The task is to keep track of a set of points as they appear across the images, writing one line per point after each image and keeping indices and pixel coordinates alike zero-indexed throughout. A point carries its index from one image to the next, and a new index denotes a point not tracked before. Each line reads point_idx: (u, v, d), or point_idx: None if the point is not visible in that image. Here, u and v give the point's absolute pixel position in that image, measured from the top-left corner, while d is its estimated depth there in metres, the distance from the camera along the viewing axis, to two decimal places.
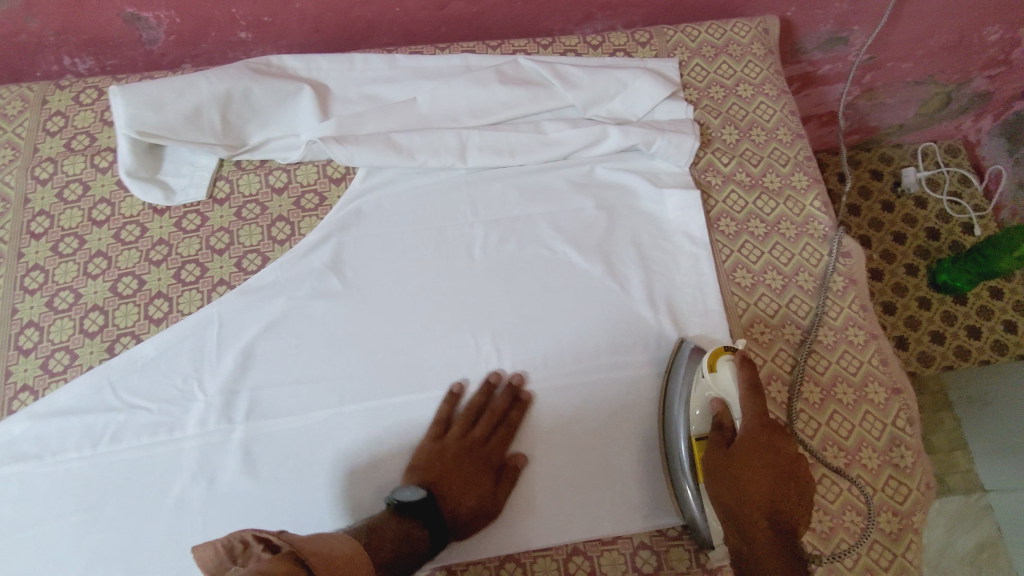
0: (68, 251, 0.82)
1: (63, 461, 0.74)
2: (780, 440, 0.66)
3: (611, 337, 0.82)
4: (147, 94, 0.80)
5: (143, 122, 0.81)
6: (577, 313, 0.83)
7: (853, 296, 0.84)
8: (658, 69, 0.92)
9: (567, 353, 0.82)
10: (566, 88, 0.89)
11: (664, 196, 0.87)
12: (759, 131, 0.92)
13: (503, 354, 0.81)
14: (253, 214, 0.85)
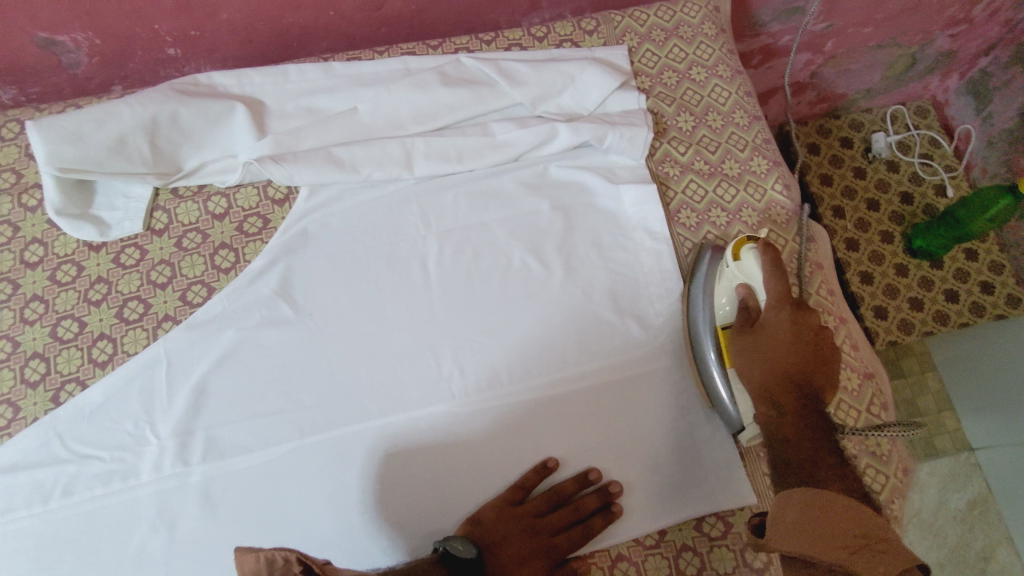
0: (2, 297, 0.79)
1: (14, 520, 0.71)
2: (803, 314, 0.68)
3: (576, 344, 0.80)
4: (65, 127, 0.76)
5: (63, 157, 0.76)
6: (539, 321, 0.81)
7: (821, 281, 0.81)
8: (607, 59, 0.89)
9: (532, 363, 0.79)
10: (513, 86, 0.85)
11: (621, 192, 0.84)
12: (716, 115, 0.89)
13: (466, 370, 0.79)
14: (194, 244, 0.81)
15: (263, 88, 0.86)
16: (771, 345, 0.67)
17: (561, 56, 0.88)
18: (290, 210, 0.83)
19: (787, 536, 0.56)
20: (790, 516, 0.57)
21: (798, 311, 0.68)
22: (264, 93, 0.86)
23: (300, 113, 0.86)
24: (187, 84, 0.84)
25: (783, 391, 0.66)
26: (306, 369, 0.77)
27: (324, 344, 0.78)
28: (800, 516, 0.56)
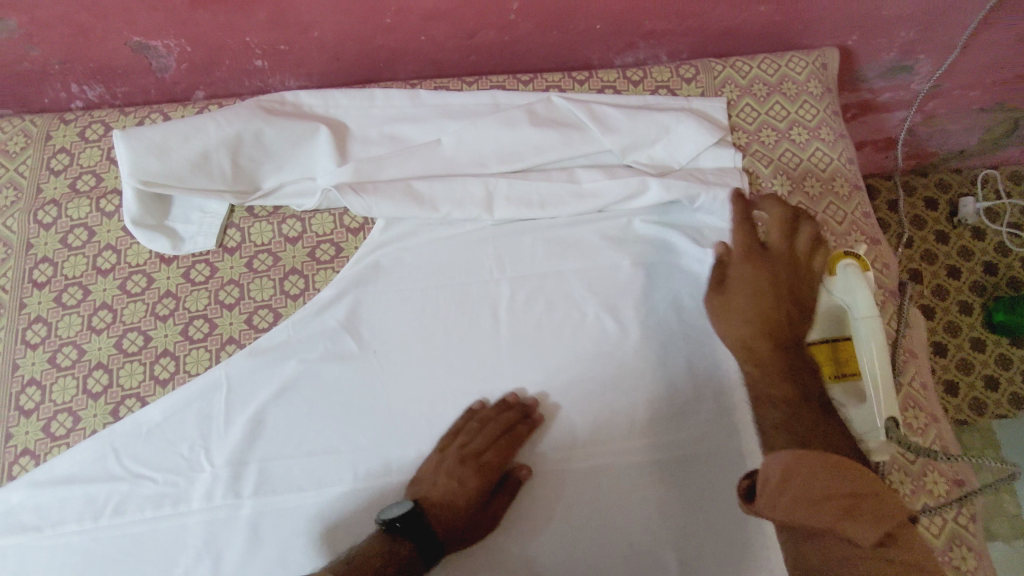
0: (72, 302, 0.78)
1: (65, 533, 0.71)
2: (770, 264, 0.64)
3: (646, 412, 0.76)
4: (150, 139, 0.75)
5: (147, 170, 0.76)
6: (609, 384, 0.77)
7: (913, 372, 0.76)
8: (705, 112, 0.84)
9: (598, 427, 0.76)
10: (607, 130, 0.81)
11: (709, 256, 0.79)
12: (814, 181, 0.84)
13: (529, 428, 0.76)
14: (265, 266, 0.80)
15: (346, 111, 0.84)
16: (738, 298, 0.63)
17: (657, 104, 0.84)
18: (365, 240, 0.81)
19: (776, 503, 0.51)
20: (773, 478, 0.52)
21: (761, 261, 0.64)
22: (348, 115, 0.83)
23: (381, 139, 0.83)
24: (273, 101, 0.82)
25: (763, 345, 0.61)
26: (366, 410, 0.75)
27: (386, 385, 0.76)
28: (788, 480, 0.51)
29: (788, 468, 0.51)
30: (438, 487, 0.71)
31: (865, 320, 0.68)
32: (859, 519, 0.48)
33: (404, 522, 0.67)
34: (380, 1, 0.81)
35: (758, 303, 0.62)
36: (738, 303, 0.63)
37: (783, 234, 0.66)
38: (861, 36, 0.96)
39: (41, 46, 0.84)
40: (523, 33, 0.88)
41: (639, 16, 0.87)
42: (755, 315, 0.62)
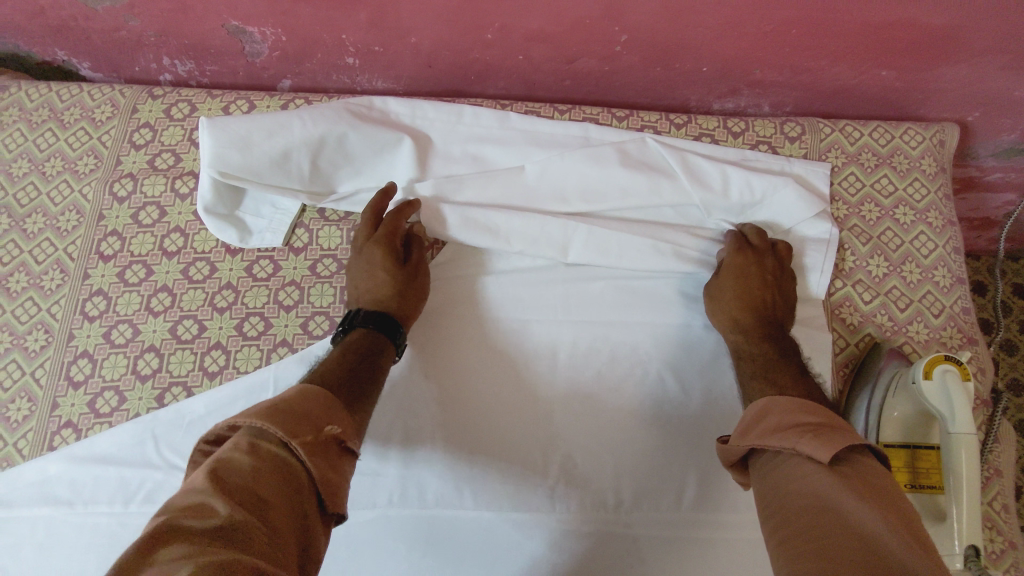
0: (134, 279, 0.78)
1: (95, 514, 0.71)
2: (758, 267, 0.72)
3: (698, 487, 0.72)
4: (235, 133, 0.74)
5: (228, 163, 0.75)
6: (663, 451, 0.73)
7: (995, 492, 0.70)
8: (806, 179, 0.79)
9: (645, 494, 0.73)
10: (700, 185, 0.77)
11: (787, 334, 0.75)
12: (914, 266, 0.78)
13: (572, 484, 0.73)
14: (328, 272, 0.78)
15: (431, 124, 0.81)
16: (731, 291, 0.72)
17: (756, 162, 0.80)
18: (432, 262, 0.78)
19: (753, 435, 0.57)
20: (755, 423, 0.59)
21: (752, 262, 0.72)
22: (432, 130, 0.81)
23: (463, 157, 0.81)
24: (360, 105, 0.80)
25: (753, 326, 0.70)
26: (409, 439, 0.73)
27: (433, 414, 0.74)
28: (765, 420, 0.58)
29: (765, 412, 0.59)
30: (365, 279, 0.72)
31: (959, 436, 0.62)
32: (817, 434, 0.53)
33: (345, 327, 0.69)
34: (484, 17, 0.79)
35: (748, 294, 0.71)
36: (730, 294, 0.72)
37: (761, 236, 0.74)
38: (985, 113, 0.89)
39: (140, 18, 0.84)
40: (624, 66, 0.84)
41: (750, 65, 0.82)
42: (741, 304, 0.71)
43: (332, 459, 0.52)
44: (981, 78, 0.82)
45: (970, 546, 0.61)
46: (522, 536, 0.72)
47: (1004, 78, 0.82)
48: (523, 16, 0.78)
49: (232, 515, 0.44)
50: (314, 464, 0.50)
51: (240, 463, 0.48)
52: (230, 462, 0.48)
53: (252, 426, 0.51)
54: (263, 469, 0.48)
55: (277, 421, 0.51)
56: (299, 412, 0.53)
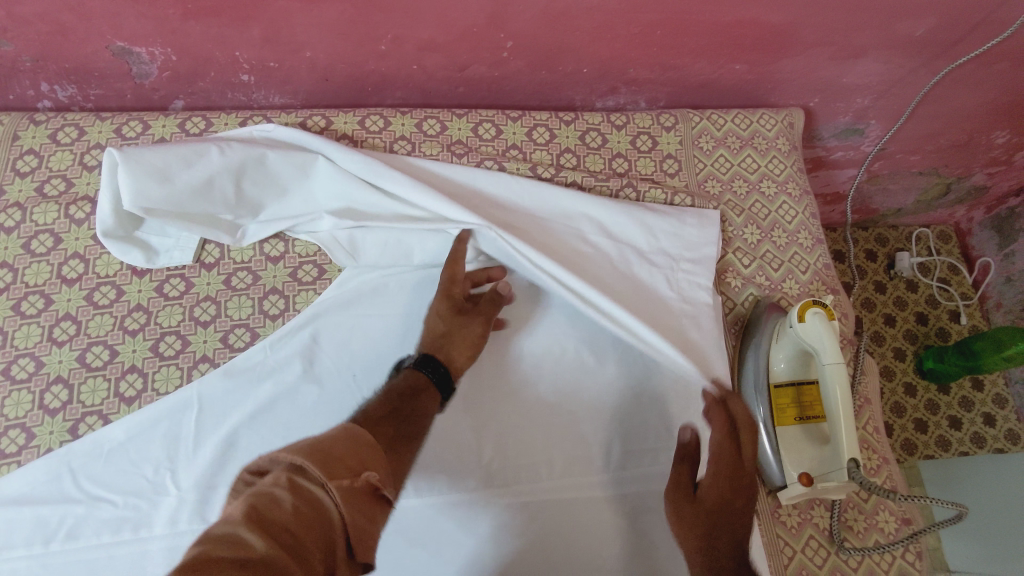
0: (32, 311, 0.74)
1: (11, 559, 0.67)
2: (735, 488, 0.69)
3: (622, 448, 0.79)
4: (152, 165, 0.73)
5: (147, 195, 0.73)
6: (585, 418, 0.79)
7: (867, 416, 0.81)
8: (687, 289, 0.81)
9: (577, 459, 0.78)
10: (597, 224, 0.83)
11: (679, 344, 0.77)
12: (781, 232, 0.89)
13: (503, 457, 0.77)
14: (244, 284, 0.78)
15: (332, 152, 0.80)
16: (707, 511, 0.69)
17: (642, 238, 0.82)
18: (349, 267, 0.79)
19: None
20: None
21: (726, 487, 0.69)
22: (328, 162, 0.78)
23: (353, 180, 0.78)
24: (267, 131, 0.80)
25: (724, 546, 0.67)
26: None
27: None
28: None
29: None
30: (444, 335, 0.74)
31: (833, 365, 0.70)
32: None
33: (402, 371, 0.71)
34: (377, 29, 0.82)
35: (725, 521, 0.68)
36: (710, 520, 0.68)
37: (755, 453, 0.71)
38: (822, 99, 1.03)
39: (13, 43, 0.81)
40: (513, 70, 0.91)
41: (624, 65, 0.92)
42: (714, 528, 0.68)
43: (369, 507, 0.49)
44: (816, 67, 0.96)
45: (851, 459, 0.68)
46: (463, 514, 0.75)
47: (833, 67, 0.96)
48: (414, 27, 0.82)
49: (270, 554, 0.42)
50: (349, 512, 0.47)
51: (280, 500, 0.45)
52: (269, 499, 0.45)
53: (292, 463, 0.49)
54: (306, 515, 0.46)
55: (319, 462, 0.49)
56: (342, 455, 0.51)
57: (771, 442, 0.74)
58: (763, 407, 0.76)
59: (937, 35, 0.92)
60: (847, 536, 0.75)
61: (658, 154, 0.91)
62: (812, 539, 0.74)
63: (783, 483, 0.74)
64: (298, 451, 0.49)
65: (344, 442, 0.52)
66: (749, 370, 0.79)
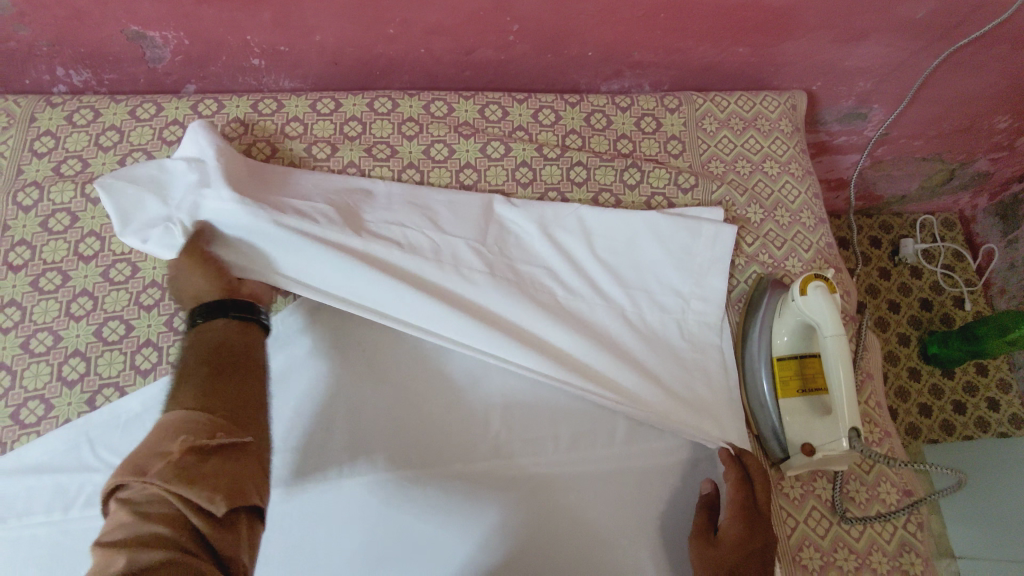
0: (50, 287, 0.76)
1: (30, 525, 0.68)
2: (756, 527, 0.69)
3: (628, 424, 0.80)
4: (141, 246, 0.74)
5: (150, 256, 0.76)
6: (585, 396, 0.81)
7: (870, 391, 0.82)
8: (696, 331, 0.82)
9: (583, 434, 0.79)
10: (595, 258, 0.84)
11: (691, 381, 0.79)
12: (784, 211, 0.90)
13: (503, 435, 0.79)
14: None
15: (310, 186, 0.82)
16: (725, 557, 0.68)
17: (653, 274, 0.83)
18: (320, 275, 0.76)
19: None
20: None
21: (746, 530, 0.69)
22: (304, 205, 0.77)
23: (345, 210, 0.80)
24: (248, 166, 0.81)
25: None
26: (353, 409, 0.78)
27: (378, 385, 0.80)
28: None
29: None
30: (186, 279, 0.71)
31: (833, 337, 0.70)
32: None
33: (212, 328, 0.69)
34: (385, 12, 0.84)
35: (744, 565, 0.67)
36: (730, 564, 0.67)
37: (768, 499, 0.71)
38: (825, 82, 1.05)
39: (31, 27, 0.82)
40: (519, 54, 0.92)
41: (628, 48, 0.93)
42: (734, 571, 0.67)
43: (212, 463, 0.55)
44: (818, 51, 0.97)
45: (851, 429, 0.69)
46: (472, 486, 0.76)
47: (835, 50, 0.97)
48: (421, 10, 0.84)
49: (151, 555, 0.48)
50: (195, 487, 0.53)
51: (130, 523, 0.51)
52: (122, 527, 0.51)
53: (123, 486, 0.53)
54: (167, 512, 0.52)
55: (142, 470, 0.53)
56: (157, 447, 0.54)
57: (774, 415, 0.76)
58: (766, 378, 0.77)
59: (937, 17, 0.93)
60: (850, 505, 0.77)
61: (662, 135, 0.92)
62: (815, 509, 0.76)
63: (785, 457, 0.76)
64: (114, 477, 0.53)
65: (153, 439, 0.56)
66: (752, 345, 0.80)
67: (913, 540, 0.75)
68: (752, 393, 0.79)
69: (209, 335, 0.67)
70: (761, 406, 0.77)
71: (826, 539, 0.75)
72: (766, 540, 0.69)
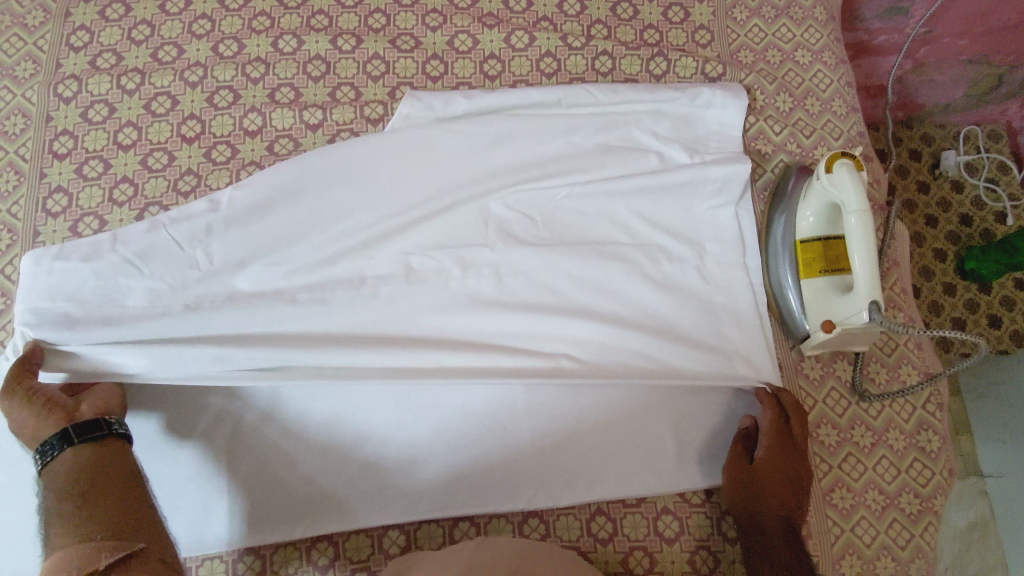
0: (93, 174, 0.80)
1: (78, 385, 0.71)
2: (791, 458, 0.72)
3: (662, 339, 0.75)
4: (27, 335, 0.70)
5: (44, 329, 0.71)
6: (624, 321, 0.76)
7: (896, 278, 0.82)
8: (720, 273, 0.78)
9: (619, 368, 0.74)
10: (607, 225, 0.78)
11: (713, 309, 0.77)
12: (815, 100, 0.88)
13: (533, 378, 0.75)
14: (286, 150, 0.82)
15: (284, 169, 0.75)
16: (762, 486, 0.70)
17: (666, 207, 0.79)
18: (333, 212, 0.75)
19: None
20: None
21: (782, 459, 0.71)
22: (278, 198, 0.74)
23: (332, 219, 0.76)
24: (206, 228, 0.72)
25: (774, 520, 0.69)
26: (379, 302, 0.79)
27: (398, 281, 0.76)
28: None
29: None
30: (18, 417, 0.63)
31: (857, 213, 0.69)
32: None
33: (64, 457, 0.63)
34: None
35: (779, 494, 0.70)
36: (765, 492, 0.70)
37: (804, 433, 0.72)
38: None
39: None
40: None
41: None
42: (768, 501, 0.70)
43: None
44: None
45: (872, 303, 0.69)
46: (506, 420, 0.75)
47: None
48: None
49: None
50: None
51: None
52: None
53: None
54: None
55: None
56: None
57: (796, 296, 0.77)
58: (789, 261, 0.78)
59: None
60: (870, 384, 0.79)
61: (690, 25, 0.90)
62: (834, 390, 0.78)
63: (806, 335, 0.77)
64: None
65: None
66: (776, 230, 0.80)
67: (929, 415, 0.78)
68: (775, 277, 0.79)
69: (58, 473, 0.62)
70: (783, 288, 0.78)
71: (844, 417, 0.78)
72: (802, 471, 0.71)
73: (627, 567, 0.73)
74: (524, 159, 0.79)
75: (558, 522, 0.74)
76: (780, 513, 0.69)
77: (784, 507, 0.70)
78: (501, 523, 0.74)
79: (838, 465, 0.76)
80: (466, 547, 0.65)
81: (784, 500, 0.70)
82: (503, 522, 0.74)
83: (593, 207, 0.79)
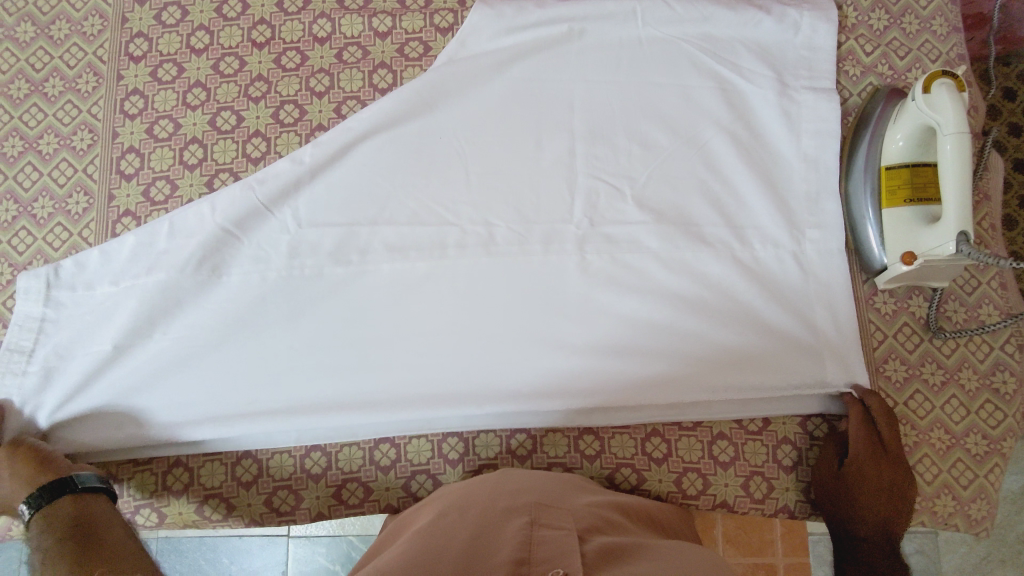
0: (167, 78, 0.80)
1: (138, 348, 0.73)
2: (884, 463, 0.68)
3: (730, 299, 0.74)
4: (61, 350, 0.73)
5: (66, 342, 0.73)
6: (698, 277, 0.74)
7: (984, 213, 0.77)
8: (819, 263, 0.75)
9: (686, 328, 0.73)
10: (685, 162, 0.77)
11: (791, 266, 0.75)
12: (913, 18, 0.82)
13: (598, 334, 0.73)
14: (355, 58, 0.81)
15: (370, 135, 0.76)
16: (852, 493, 0.69)
17: (752, 159, 0.77)
18: (405, 154, 0.76)
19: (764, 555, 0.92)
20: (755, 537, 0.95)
21: (873, 465, 0.68)
22: (361, 151, 0.76)
23: (406, 163, 0.76)
24: (292, 186, 0.75)
25: (866, 525, 0.69)
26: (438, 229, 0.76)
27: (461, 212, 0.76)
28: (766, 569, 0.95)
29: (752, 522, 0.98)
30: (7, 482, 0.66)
31: (954, 135, 0.65)
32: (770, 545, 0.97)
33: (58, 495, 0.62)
34: None
35: (872, 503, 0.68)
36: (856, 499, 0.69)
37: (896, 435, 0.69)
38: None
39: None
40: None
41: None
42: (861, 509, 0.69)
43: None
44: None
45: (961, 233, 0.65)
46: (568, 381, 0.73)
47: None
48: None
49: None
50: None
51: None
52: None
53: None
54: None
55: None
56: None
57: (876, 226, 0.74)
58: (871, 189, 0.74)
59: None
60: (946, 322, 0.76)
61: None
62: (907, 326, 0.76)
63: (882, 268, 0.74)
64: None
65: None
66: (860, 157, 0.76)
67: (1008, 356, 0.75)
68: (854, 207, 0.76)
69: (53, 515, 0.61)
70: (862, 219, 0.75)
71: (914, 354, 0.75)
72: (904, 477, 0.68)
73: (680, 487, 0.74)
74: (601, 121, 0.77)
75: (613, 440, 0.75)
76: (874, 520, 0.68)
77: (873, 514, 0.68)
78: (556, 437, 0.75)
79: (903, 402, 0.74)
80: (490, 476, 0.64)
81: (876, 507, 0.68)
82: (559, 437, 0.75)
83: (679, 179, 0.76)
